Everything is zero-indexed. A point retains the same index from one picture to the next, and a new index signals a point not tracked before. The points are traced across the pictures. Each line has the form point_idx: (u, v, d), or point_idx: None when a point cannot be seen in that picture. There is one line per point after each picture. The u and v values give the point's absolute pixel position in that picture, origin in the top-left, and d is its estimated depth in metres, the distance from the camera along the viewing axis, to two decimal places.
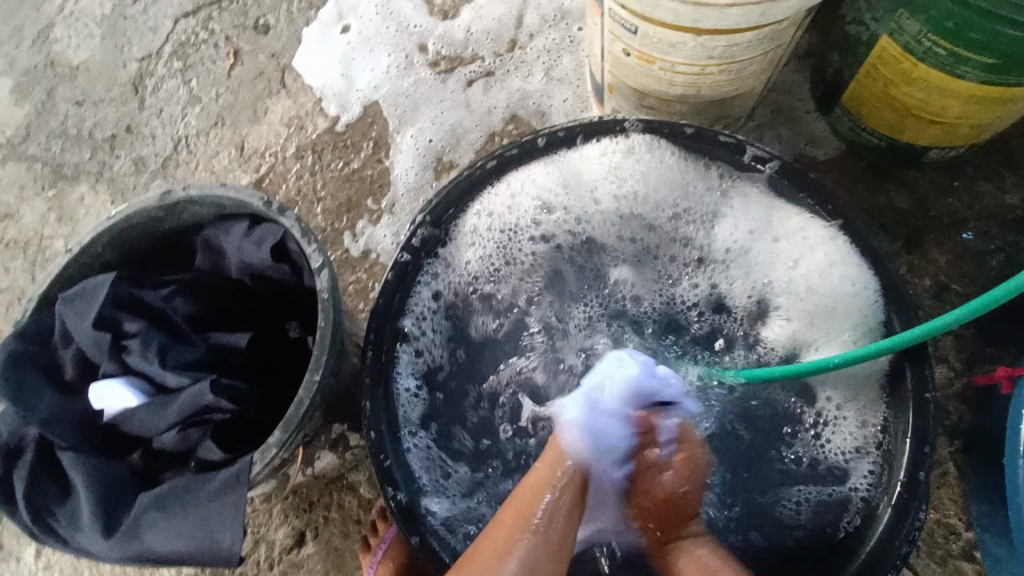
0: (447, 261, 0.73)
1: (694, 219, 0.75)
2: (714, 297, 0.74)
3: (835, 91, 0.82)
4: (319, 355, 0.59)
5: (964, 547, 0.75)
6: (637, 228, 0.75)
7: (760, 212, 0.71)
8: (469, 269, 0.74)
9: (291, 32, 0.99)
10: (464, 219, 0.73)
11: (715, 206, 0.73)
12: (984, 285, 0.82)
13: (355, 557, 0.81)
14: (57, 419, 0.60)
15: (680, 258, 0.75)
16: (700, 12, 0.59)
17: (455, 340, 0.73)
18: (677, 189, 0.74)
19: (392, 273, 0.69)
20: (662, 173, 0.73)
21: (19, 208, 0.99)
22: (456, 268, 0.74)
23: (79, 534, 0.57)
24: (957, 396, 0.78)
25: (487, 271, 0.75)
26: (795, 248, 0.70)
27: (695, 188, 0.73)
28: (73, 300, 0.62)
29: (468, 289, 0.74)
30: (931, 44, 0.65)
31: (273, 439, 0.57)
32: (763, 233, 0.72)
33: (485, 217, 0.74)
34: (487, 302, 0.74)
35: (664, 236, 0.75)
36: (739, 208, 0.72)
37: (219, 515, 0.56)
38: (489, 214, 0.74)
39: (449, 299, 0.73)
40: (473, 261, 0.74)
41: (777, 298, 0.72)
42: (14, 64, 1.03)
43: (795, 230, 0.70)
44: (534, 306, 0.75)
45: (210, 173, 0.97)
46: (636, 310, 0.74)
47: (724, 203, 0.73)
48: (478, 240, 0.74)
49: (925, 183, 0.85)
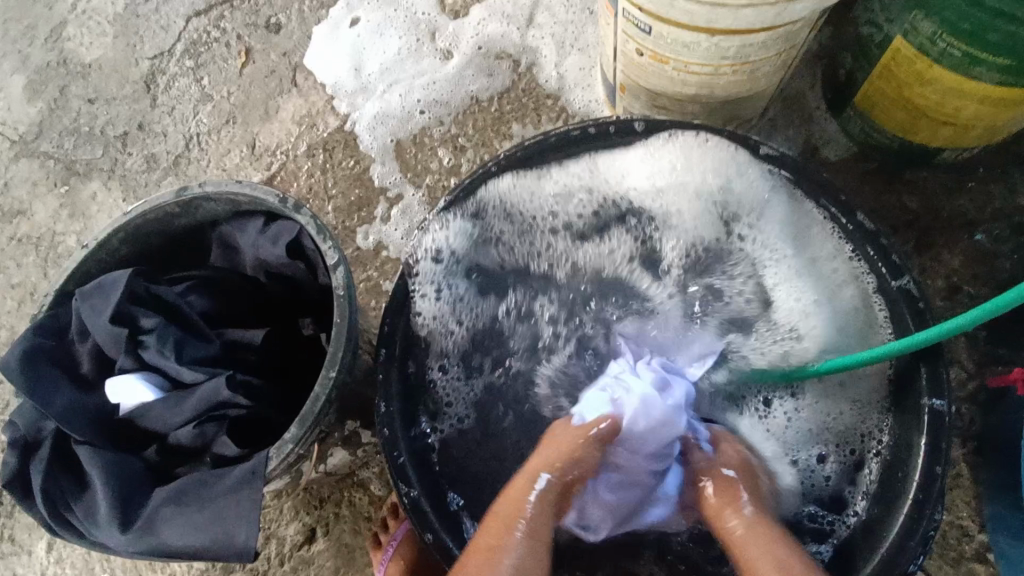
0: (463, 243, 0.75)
1: (732, 214, 0.74)
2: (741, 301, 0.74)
3: (847, 92, 0.82)
4: (335, 351, 0.59)
5: (976, 549, 0.75)
6: (669, 206, 0.76)
7: (798, 223, 0.71)
8: (499, 228, 0.77)
9: (302, 30, 1.00)
10: (508, 185, 0.73)
11: (757, 207, 0.72)
12: (996, 286, 0.82)
13: (365, 554, 0.81)
14: (74, 413, 0.60)
15: (711, 252, 0.76)
16: (714, 13, 0.59)
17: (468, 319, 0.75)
18: (706, 191, 0.73)
19: (410, 258, 0.70)
20: (709, 173, 0.72)
21: (31, 204, 1.00)
22: (477, 245, 0.76)
23: (96, 527, 0.57)
24: (968, 398, 0.78)
25: (521, 254, 0.78)
26: (832, 274, 0.70)
27: (743, 188, 0.72)
28: (90, 295, 0.62)
29: (489, 255, 0.77)
30: (946, 44, 0.65)
31: (289, 435, 0.57)
32: (799, 241, 0.72)
33: (516, 201, 0.75)
34: (497, 275, 0.78)
35: (698, 235, 0.75)
36: (784, 212, 0.71)
37: (235, 510, 0.56)
38: (517, 188, 0.74)
39: (469, 261, 0.76)
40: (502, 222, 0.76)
41: (801, 310, 0.72)
42: (27, 61, 1.04)
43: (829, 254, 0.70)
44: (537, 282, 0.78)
45: (222, 171, 0.98)
46: (659, 299, 0.76)
47: (770, 207, 0.72)
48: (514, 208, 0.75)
49: (936, 184, 0.85)
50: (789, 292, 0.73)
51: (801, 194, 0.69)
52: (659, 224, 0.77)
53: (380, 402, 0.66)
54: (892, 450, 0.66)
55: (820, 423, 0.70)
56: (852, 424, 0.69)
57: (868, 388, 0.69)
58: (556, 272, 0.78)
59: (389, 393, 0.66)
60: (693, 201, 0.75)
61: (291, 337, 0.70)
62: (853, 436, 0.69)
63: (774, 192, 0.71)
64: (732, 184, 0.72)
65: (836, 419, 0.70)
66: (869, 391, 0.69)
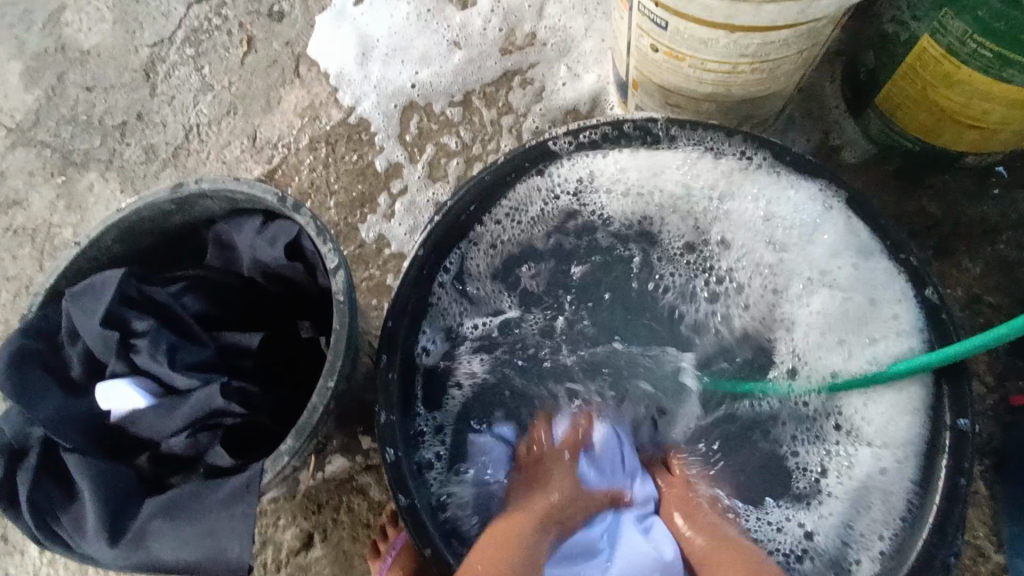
0: (502, 232, 0.72)
1: (767, 233, 0.71)
2: (750, 320, 0.72)
3: (868, 91, 0.79)
4: (334, 359, 0.57)
5: (993, 569, 0.73)
6: (705, 219, 0.73)
7: (842, 247, 0.67)
8: (528, 219, 0.73)
9: (305, 19, 0.97)
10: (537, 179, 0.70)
11: (802, 227, 0.69)
12: (1018, 296, 0.79)
13: (364, 562, 0.79)
14: (63, 419, 0.58)
15: (745, 289, 0.72)
16: (735, 9, 0.56)
17: (483, 299, 0.73)
18: (753, 217, 0.71)
19: (433, 232, 0.67)
20: (744, 181, 0.69)
21: (27, 195, 0.97)
22: (504, 247, 0.73)
23: (83, 539, 0.55)
24: (988, 412, 0.75)
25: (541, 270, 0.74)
26: (871, 311, 0.66)
27: (787, 207, 0.69)
28: (81, 296, 0.60)
29: (512, 242, 0.73)
30: (977, 45, 0.62)
31: (284, 447, 0.55)
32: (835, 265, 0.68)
33: (567, 205, 0.73)
34: (508, 265, 0.74)
35: (737, 270, 0.72)
36: (828, 238, 0.68)
37: (228, 525, 0.54)
38: (583, 180, 0.72)
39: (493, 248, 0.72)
40: (531, 209, 0.72)
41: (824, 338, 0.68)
42: (24, 47, 1.01)
43: (870, 282, 0.66)
44: (537, 279, 0.74)
45: (221, 163, 0.95)
46: (659, 294, 0.73)
47: (814, 235, 0.69)
48: (549, 198, 0.72)
49: (959, 189, 0.82)
50: (810, 317, 0.69)
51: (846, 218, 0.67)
52: (705, 249, 0.73)
53: (380, 411, 0.63)
54: (910, 534, 0.61)
55: (855, 460, 0.66)
56: (872, 503, 0.64)
57: (896, 471, 0.63)
58: (558, 272, 0.74)
59: (390, 403, 0.64)
60: (737, 222, 0.72)
61: (291, 341, 0.68)
62: (873, 530, 0.63)
63: (822, 214, 0.68)
64: (776, 206, 0.69)
65: (854, 480, 0.65)
66: (897, 479, 0.63)
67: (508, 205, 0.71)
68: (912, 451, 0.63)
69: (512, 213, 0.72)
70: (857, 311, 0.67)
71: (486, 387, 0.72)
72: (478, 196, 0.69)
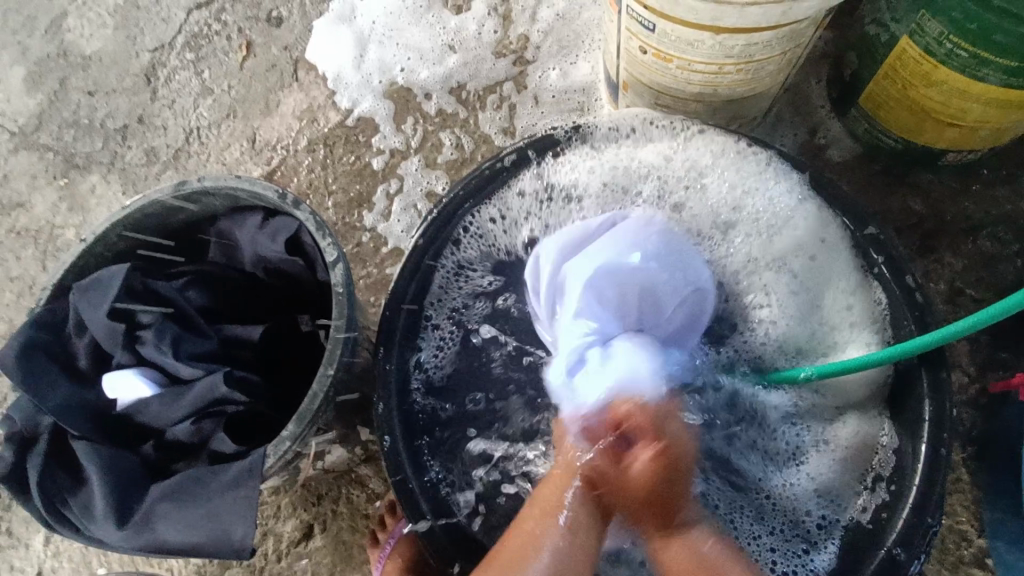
0: (498, 234, 0.74)
1: (744, 222, 0.73)
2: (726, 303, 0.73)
3: (851, 91, 0.81)
4: (333, 349, 0.59)
5: (975, 553, 0.75)
6: (687, 205, 0.74)
7: (821, 247, 0.69)
8: (509, 220, 0.74)
9: (303, 24, 0.99)
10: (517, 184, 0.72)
11: (782, 218, 0.71)
12: (997, 290, 0.82)
13: (363, 551, 0.81)
14: (70, 409, 0.60)
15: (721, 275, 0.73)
16: (721, 10, 0.58)
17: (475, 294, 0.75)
18: (718, 202, 0.73)
19: (431, 226, 0.70)
20: (728, 182, 0.72)
21: (30, 197, 0.99)
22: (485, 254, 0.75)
23: (92, 522, 0.57)
24: (970, 402, 0.78)
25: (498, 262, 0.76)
26: (847, 307, 0.68)
27: (764, 197, 0.71)
28: (87, 289, 0.62)
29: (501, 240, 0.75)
30: (953, 46, 0.64)
31: (286, 432, 0.57)
32: (811, 257, 0.70)
33: (525, 207, 0.74)
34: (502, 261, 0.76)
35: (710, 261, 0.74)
36: (802, 234, 0.70)
37: (231, 508, 0.56)
38: (568, 184, 0.73)
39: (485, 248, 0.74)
40: (516, 210, 0.74)
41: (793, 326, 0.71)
42: (26, 53, 1.03)
43: (842, 280, 0.69)
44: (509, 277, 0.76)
45: (221, 165, 0.97)
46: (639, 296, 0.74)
47: (794, 231, 0.70)
48: (538, 202, 0.74)
49: (940, 186, 0.84)
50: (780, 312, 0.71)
51: (819, 215, 0.69)
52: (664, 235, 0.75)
53: (378, 401, 0.65)
54: (879, 525, 0.63)
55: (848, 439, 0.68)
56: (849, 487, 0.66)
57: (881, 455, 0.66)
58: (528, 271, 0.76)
59: (387, 393, 0.66)
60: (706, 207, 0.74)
61: (290, 336, 0.69)
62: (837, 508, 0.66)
63: (799, 205, 0.70)
64: (749, 201, 0.72)
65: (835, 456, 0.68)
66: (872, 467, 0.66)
67: (502, 211, 0.73)
68: (853, 455, 0.67)
69: (503, 215, 0.74)
70: (807, 306, 0.71)
71: (463, 357, 0.73)
72: (477, 188, 0.71)
